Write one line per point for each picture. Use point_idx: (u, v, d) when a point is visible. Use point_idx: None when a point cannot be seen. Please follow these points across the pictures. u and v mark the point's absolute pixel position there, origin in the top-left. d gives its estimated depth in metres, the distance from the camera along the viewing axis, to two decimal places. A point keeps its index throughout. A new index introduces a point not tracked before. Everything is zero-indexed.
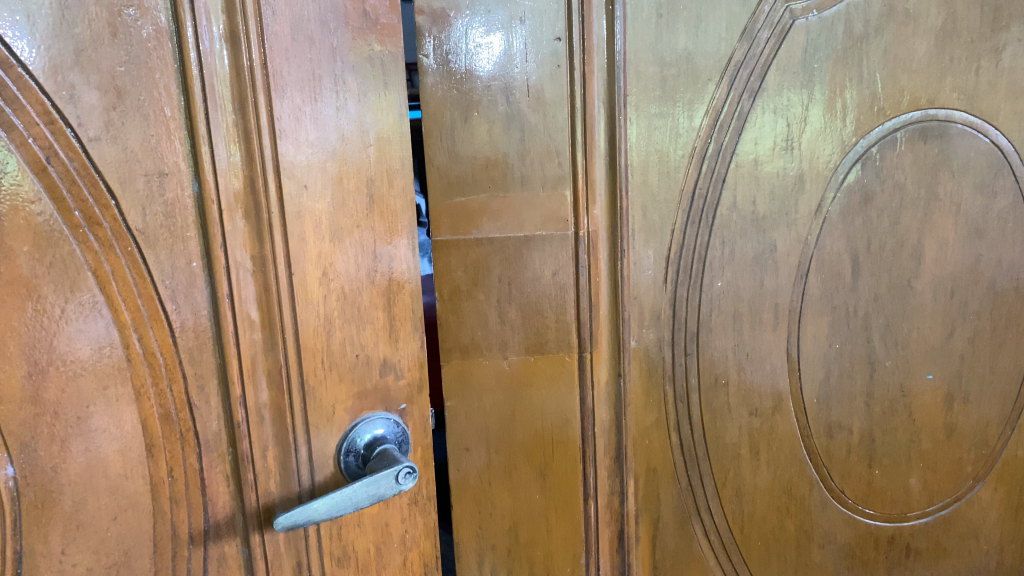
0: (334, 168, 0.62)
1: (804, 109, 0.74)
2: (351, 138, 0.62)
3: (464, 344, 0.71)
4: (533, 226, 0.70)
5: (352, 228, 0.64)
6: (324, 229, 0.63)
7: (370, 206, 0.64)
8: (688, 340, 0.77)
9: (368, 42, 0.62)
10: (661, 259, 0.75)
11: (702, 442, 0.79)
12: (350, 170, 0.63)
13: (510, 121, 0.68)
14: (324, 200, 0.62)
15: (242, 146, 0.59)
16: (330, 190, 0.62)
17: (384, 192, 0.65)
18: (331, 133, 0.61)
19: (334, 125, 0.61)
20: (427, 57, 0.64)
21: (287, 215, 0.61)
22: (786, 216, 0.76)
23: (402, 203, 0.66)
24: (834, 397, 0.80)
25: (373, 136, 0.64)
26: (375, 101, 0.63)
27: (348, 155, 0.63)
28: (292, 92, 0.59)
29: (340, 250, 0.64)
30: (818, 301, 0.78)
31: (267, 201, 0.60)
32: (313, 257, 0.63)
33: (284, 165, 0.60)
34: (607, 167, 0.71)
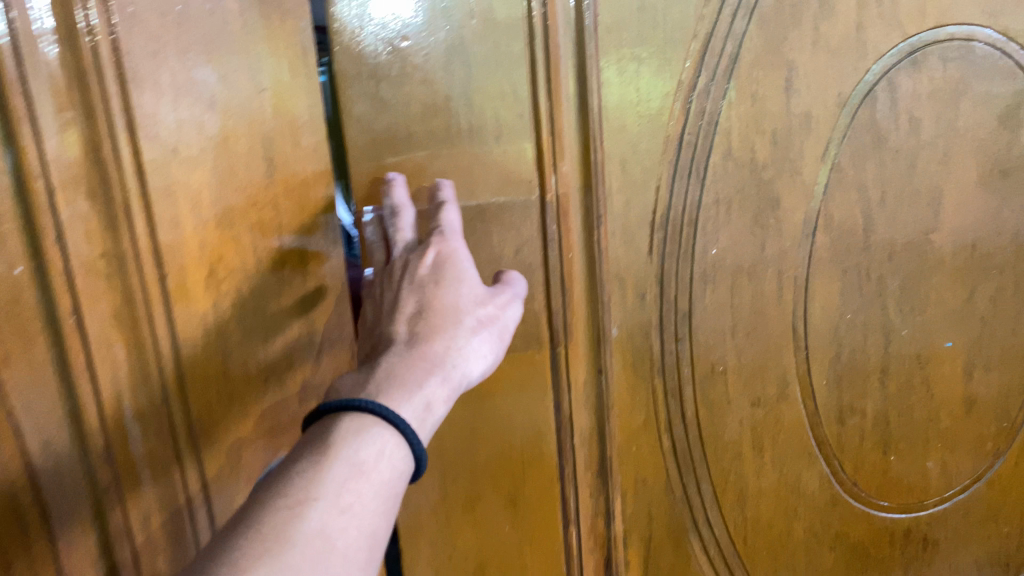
0: (213, 118, 0.44)
1: (809, 30, 0.60)
2: (235, 80, 0.44)
3: None
4: (487, 190, 0.55)
5: (247, 207, 0.46)
6: (207, 210, 0.45)
7: (270, 174, 0.47)
8: (678, 323, 0.63)
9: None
10: (644, 225, 0.60)
11: (699, 443, 0.66)
12: (237, 122, 0.45)
13: (450, 53, 0.52)
14: (204, 169, 0.44)
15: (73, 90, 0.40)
16: (212, 154, 0.44)
17: (288, 155, 0.47)
18: (203, 68, 0.43)
19: (210, 61, 0.43)
20: None
21: (151, 191, 0.43)
22: (791, 164, 0.62)
23: (313, 169, 0.48)
24: (846, 377, 0.68)
25: (267, 77, 0.46)
26: (268, 28, 0.45)
27: (235, 97, 0.45)
28: (145, 13, 0.41)
29: (233, 237, 0.46)
30: (827, 264, 0.65)
31: (121, 173, 0.42)
32: (193, 250, 0.45)
33: (141, 119, 0.42)
34: (574, 111, 0.56)
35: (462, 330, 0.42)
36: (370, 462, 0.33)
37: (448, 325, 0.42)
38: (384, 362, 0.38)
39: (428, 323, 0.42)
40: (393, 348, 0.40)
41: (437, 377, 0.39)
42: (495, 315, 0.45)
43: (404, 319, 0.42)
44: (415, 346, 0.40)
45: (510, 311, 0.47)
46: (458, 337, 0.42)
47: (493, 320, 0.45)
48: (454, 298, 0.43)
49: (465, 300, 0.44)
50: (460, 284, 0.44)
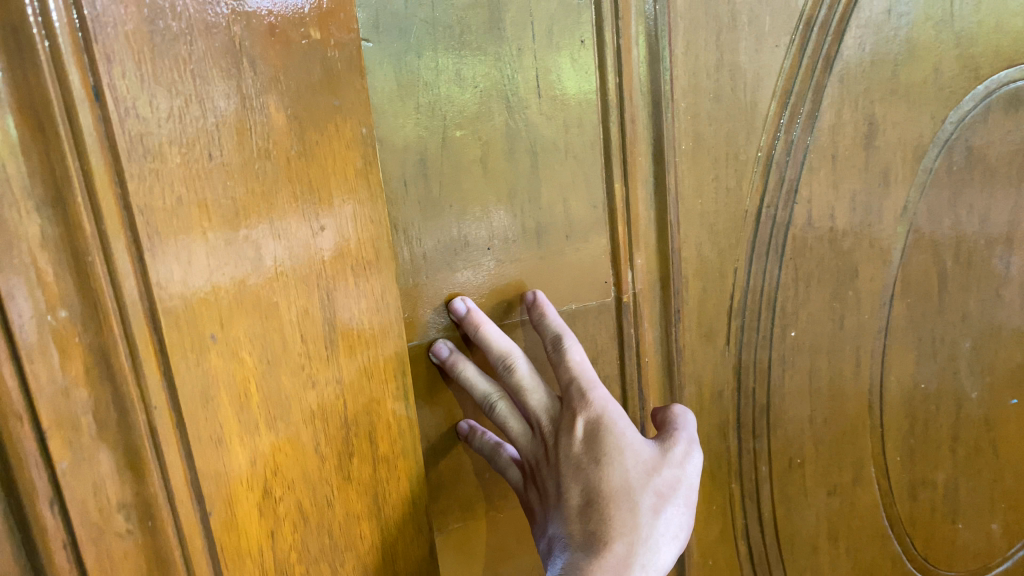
0: (261, 283, 0.29)
1: (889, 79, 0.52)
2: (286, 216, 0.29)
3: (464, 494, 0.46)
4: (556, 299, 0.45)
5: (303, 400, 0.31)
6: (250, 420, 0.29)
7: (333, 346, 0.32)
8: (756, 418, 0.55)
9: (301, 25, 0.29)
10: (722, 314, 0.52)
11: (775, 544, 0.59)
12: (291, 282, 0.30)
13: (513, 137, 0.42)
14: (251, 358, 0.29)
15: (68, 289, 0.24)
16: (260, 335, 0.29)
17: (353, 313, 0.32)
18: (244, 202, 0.28)
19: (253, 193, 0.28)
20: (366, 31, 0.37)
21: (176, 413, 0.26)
22: (870, 229, 0.55)
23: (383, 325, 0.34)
24: (919, 450, 0.62)
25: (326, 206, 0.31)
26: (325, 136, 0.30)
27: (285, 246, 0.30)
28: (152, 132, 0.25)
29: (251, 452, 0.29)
30: (904, 334, 0.58)
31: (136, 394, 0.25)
32: (243, 482, 0.29)
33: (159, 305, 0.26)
34: (649, 194, 0.47)
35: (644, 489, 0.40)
36: None
37: (627, 511, 0.39)
38: (571, 560, 0.39)
39: (600, 515, 0.39)
40: (574, 554, 0.39)
41: (635, 569, 0.38)
42: (673, 480, 0.41)
43: (574, 515, 0.40)
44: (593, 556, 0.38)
45: (687, 465, 0.42)
46: (642, 528, 0.39)
47: (672, 493, 0.41)
48: (624, 474, 0.40)
49: (636, 477, 0.40)
50: (630, 455, 0.41)
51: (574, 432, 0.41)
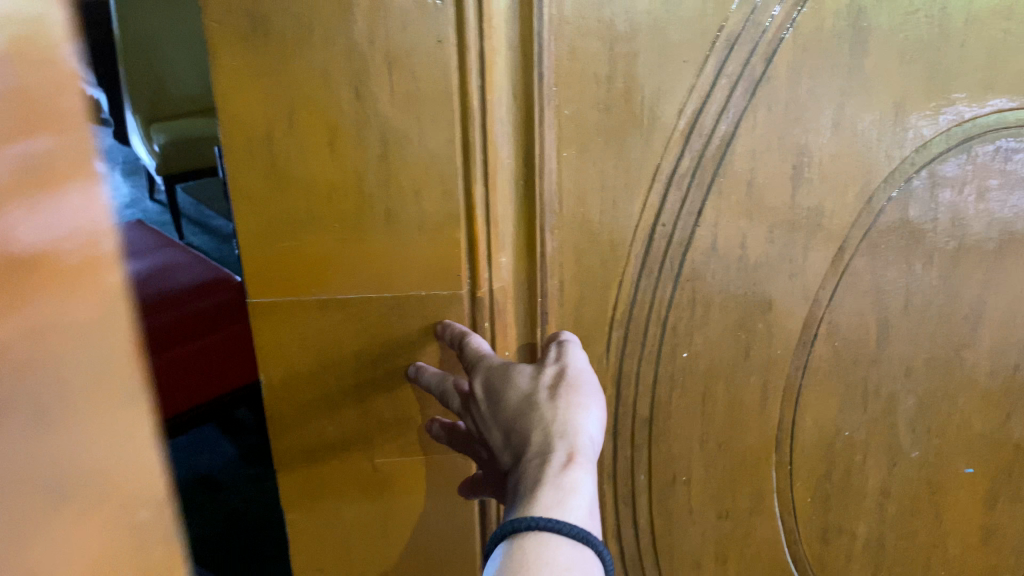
0: None
1: (830, 109, 0.48)
2: None
3: (308, 443, 0.51)
4: (404, 282, 0.47)
5: None
6: None
7: None
8: (636, 427, 0.55)
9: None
10: (601, 321, 0.51)
11: (651, 551, 0.59)
12: None
13: (363, 126, 0.44)
14: None
15: None
16: None
17: None
18: None
19: None
20: (215, 17, 0.41)
21: None
22: (791, 264, 0.51)
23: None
24: (836, 496, 0.59)
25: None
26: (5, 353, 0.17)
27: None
28: None
29: None
30: (825, 377, 0.55)
31: None
32: None
33: None
34: (517, 195, 0.47)
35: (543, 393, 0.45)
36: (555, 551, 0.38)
37: (536, 410, 0.45)
38: (513, 473, 0.44)
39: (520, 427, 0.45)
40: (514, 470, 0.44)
41: (558, 441, 0.43)
42: (562, 374, 0.46)
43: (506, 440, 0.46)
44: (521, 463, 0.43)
45: (571, 357, 0.48)
46: (548, 414, 0.44)
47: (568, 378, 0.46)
48: (523, 386, 0.46)
49: (530, 381, 0.46)
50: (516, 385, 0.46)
51: (476, 391, 0.47)
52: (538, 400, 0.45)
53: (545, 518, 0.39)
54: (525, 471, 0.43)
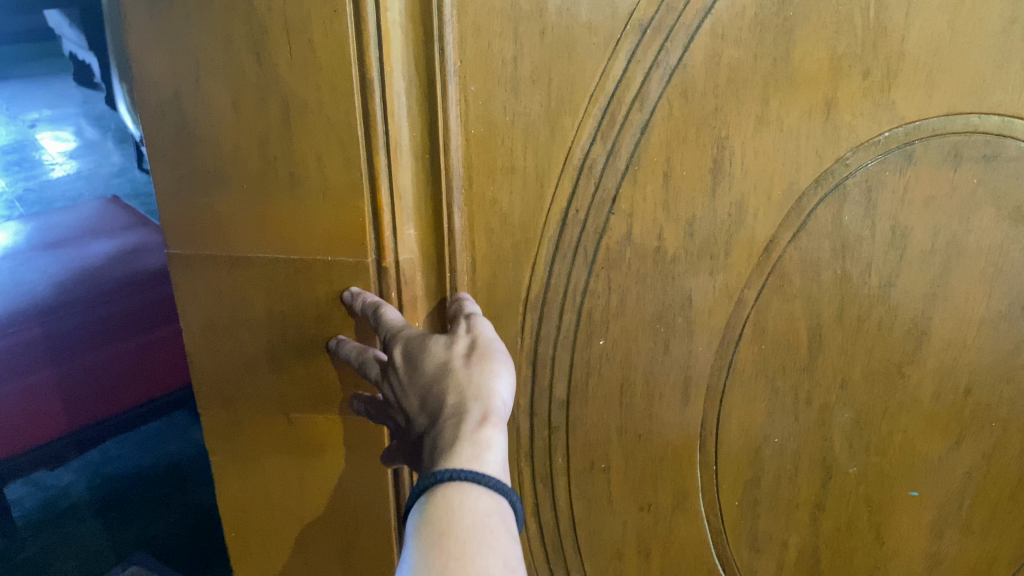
0: None
1: (754, 102, 0.45)
2: None
3: (226, 391, 0.54)
4: (310, 246, 0.48)
5: None
6: None
7: None
8: (552, 410, 0.54)
9: None
10: (513, 302, 0.51)
11: (571, 536, 0.59)
12: None
13: (264, 91, 0.45)
14: None
15: None
16: None
17: None
18: None
19: None
20: None
21: None
22: (711, 260, 0.49)
23: None
24: (766, 504, 0.57)
25: None
26: None
27: None
28: None
29: None
30: (751, 381, 0.53)
31: None
32: None
33: None
34: (424, 169, 0.47)
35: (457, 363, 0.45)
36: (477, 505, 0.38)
37: (454, 374, 0.44)
38: (430, 437, 0.43)
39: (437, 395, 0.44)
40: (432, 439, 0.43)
41: (476, 404, 0.43)
42: (477, 341, 0.46)
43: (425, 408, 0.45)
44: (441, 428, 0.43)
45: (482, 325, 0.48)
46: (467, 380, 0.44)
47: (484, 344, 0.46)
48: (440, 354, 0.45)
49: (448, 349, 0.46)
50: (431, 352, 0.45)
51: (396, 359, 0.46)
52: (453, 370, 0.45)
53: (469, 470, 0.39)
54: (445, 435, 0.42)
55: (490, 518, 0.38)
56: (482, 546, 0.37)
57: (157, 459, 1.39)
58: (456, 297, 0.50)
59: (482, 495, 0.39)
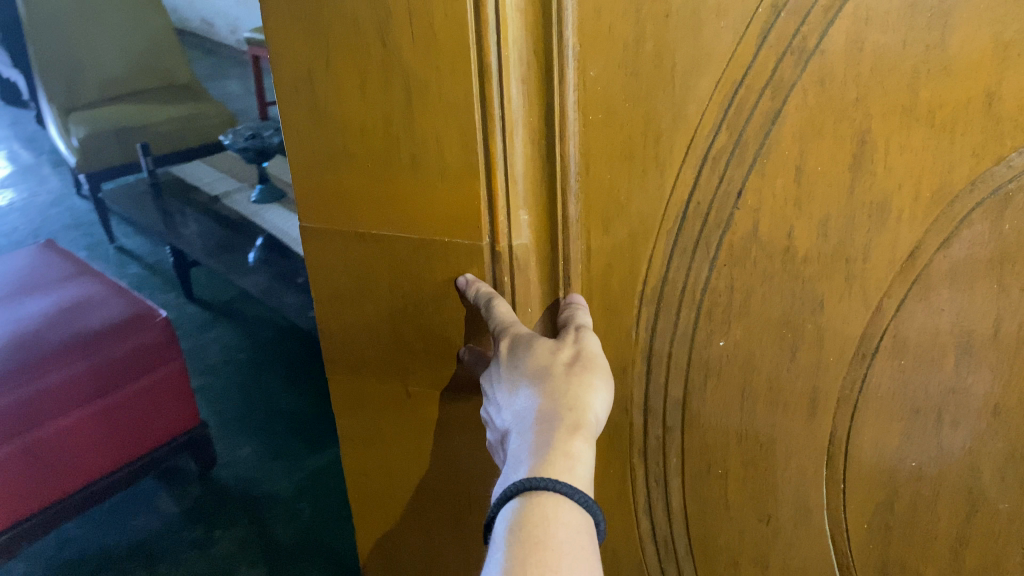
0: None
1: (901, 93, 0.40)
2: None
3: (354, 359, 0.56)
4: (428, 227, 0.49)
5: None
6: None
7: None
8: (667, 407, 0.53)
9: None
10: (630, 292, 0.50)
11: (684, 536, 0.57)
12: None
13: (388, 73, 0.45)
14: None
15: None
16: None
17: None
18: None
19: None
20: None
21: None
22: (847, 265, 0.45)
23: None
24: (899, 532, 0.52)
25: None
26: None
27: None
28: None
29: None
30: (887, 398, 0.48)
31: None
32: None
33: None
34: (540, 153, 0.46)
35: (558, 370, 0.46)
36: (563, 521, 0.40)
37: (554, 377, 0.46)
38: (516, 432, 0.45)
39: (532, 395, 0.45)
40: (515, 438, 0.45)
41: (568, 412, 0.44)
42: (581, 350, 0.47)
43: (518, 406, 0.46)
44: (529, 430, 0.44)
45: (590, 333, 0.48)
46: (563, 389, 0.45)
47: (587, 355, 0.47)
48: (544, 359, 0.46)
49: (552, 356, 0.46)
50: (534, 354, 0.46)
51: (501, 349, 0.47)
52: (551, 376, 0.46)
53: (558, 478, 0.41)
54: (534, 434, 0.44)
55: (580, 536, 0.40)
56: (572, 564, 0.39)
57: (120, 540, 1.23)
58: (570, 301, 0.50)
59: (569, 507, 0.41)
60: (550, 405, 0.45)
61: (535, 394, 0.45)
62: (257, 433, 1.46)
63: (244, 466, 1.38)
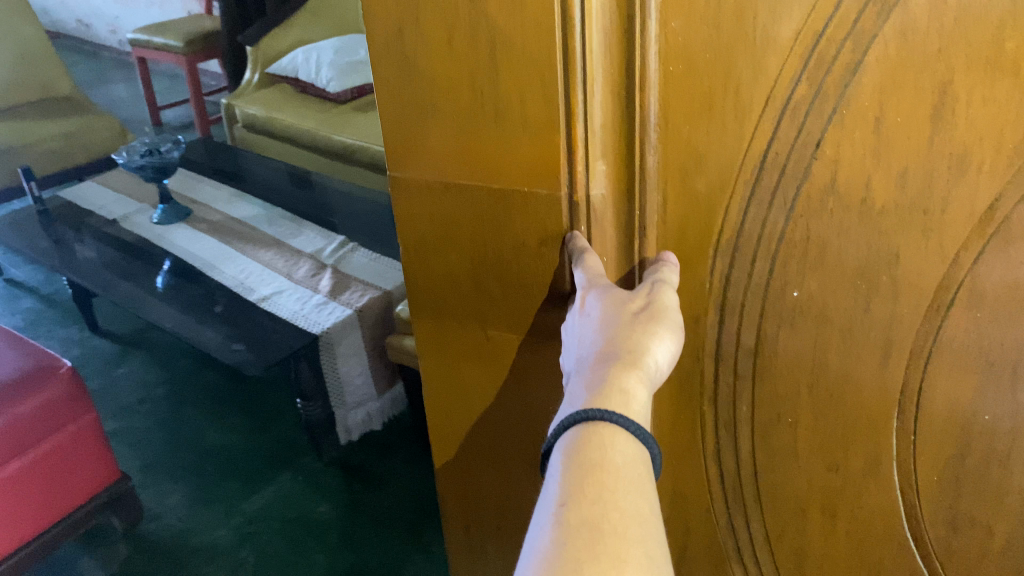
0: None
1: (986, 44, 0.40)
2: None
3: (436, 304, 0.59)
4: (509, 177, 0.51)
5: None
6: None
7: None
8: (739, 356, 0.54)
9: None
10: (705, 242, 0.51)
11: (752, 484, 0.59)
12: None
13: (474, 27, 0.47)
14: None
15: None
16: None
17: None
18: None
19: None
20: None
21: None
22: (925, 217, 0.45)
23: None
24: (969, 485, 0.52)
25: None
26: None
27: None
28: None
29: None
30: (963, 350, 0.48)
31: None
32: None
33: None
34: (620, 105, 0.48)
35: (627, 316, 0.48)
36: (608, 446, 0.41)
37: (623, 322, 0.48)
38: (577, 369, 0.47)
39: (599, 338, 0.47)
40: (576, 374, 0.47)
41: (630, 354, 0.46)
42: (654, 302, 0.49)
43: (586, 348, 0.48)
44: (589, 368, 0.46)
45: (668, 290, 0.50)
46: (629, 333, 0.47)
47: (659, 306, 0.48)
48: (615, 307, 0.48)
49: (624, 305, 0.49)
50: (607, 303, 0.48)
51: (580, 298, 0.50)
52: (618, 321, 0.48)
53: (605, 406, 0.43)
54: (592, 370, 0.46)
55: (628, 461, 0.41)
56: (631, 491, 0.40)
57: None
58: (660, 260, 0.52)
59: (626, 438, 0.42)
60: (612, 346, 0.47)
61: (601, 336, 0.47)
62: (183, 479, 1.53)
63: (171, 520, 1.44)
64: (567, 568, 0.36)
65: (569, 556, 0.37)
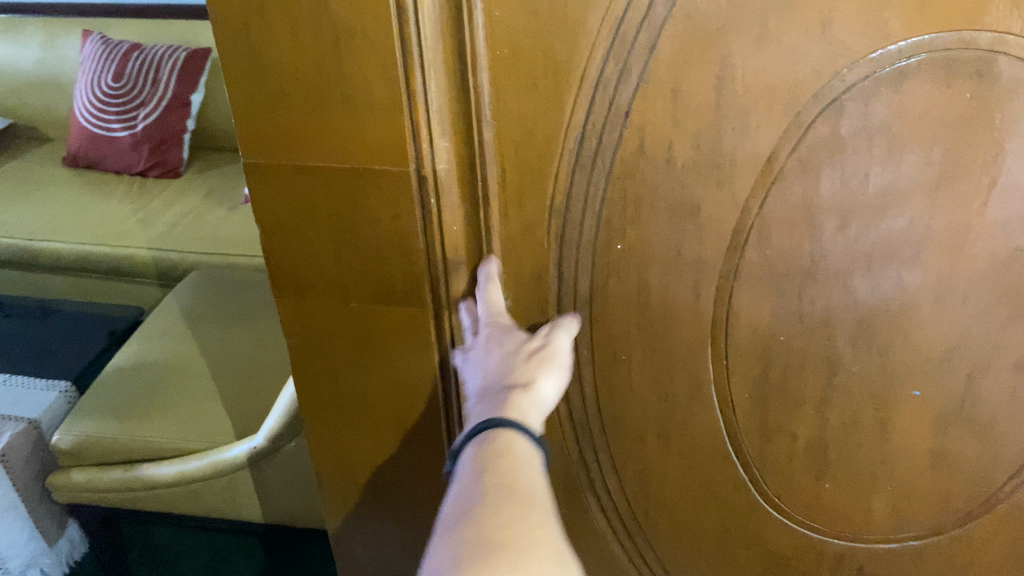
0: None
1: (752, 23, 0.48)
2: None
3: (299, 284, 0.62)
4: (361, 156, 0.55)
5: None
6: None
7: None
8: (578, 305, 0.61)
9: None
10: (542, 207, 0.58)
11: (597, 420, 0.66)
12: None
13: (317, 20, 0.51)
14: None
15: None
16: None
17: None
18: None
19: None
20: None
21: None
22: (718, 171, 0.54)
23: None
24: (774, 397, 0.62)
25: None
26: None
27: None
28: None
29: None
30: (758, 282, 0.57)
31: None
32: None
33: None
34: (454, 87, 0.53)
35: (524, 354, 0.59)
36: (513, 447, 0.52)
37: (521, 357, 0.58)
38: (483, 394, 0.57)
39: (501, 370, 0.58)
40: (483, 400, 0.57)
41: (527, 385, 0.57)
42: (548, 343, 0.59)
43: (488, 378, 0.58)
44: (493, 394, 0.56)
45: (560, 333, 0.60)
46: (526, 369, 0.58)
47: (552, 347, 0.59)
48: (515, 344, 0.59)
49: (523, 343, 0.59)
50: (509, 340, 0.59)
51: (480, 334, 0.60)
52: (517, 358, 0.58)
53: (508, 422, 0.53)
54: (496, 395, 0.56)
55: (526, 459, 0.52)
56: (535, 473, 0.51)
57: None
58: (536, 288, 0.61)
59: (526, 442, 0.53)
60: (514, 376, 0.57)
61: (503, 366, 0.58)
62: None
63: None
64: (489, 509, 0.47)
65: (497, 499, 0.48)
